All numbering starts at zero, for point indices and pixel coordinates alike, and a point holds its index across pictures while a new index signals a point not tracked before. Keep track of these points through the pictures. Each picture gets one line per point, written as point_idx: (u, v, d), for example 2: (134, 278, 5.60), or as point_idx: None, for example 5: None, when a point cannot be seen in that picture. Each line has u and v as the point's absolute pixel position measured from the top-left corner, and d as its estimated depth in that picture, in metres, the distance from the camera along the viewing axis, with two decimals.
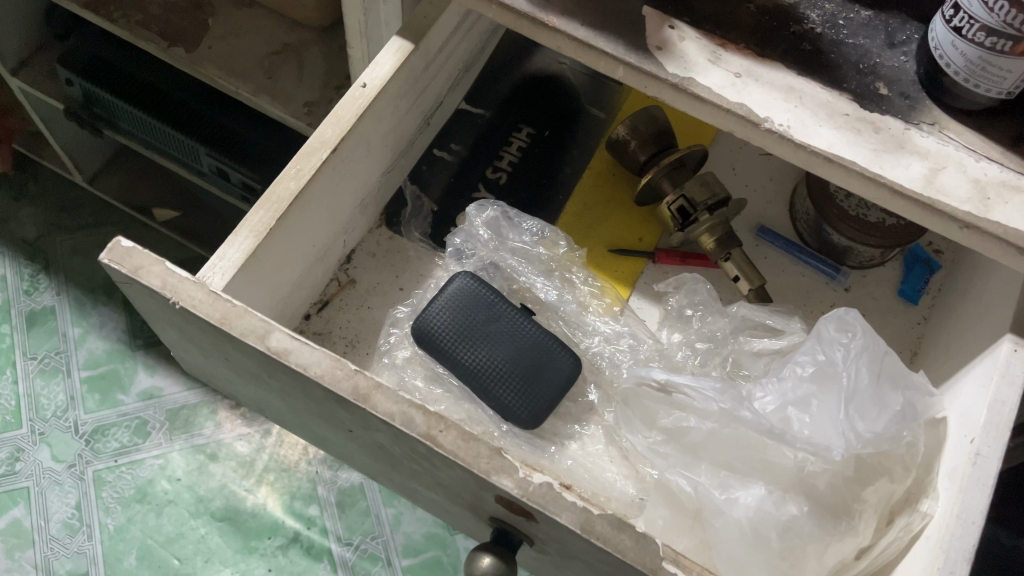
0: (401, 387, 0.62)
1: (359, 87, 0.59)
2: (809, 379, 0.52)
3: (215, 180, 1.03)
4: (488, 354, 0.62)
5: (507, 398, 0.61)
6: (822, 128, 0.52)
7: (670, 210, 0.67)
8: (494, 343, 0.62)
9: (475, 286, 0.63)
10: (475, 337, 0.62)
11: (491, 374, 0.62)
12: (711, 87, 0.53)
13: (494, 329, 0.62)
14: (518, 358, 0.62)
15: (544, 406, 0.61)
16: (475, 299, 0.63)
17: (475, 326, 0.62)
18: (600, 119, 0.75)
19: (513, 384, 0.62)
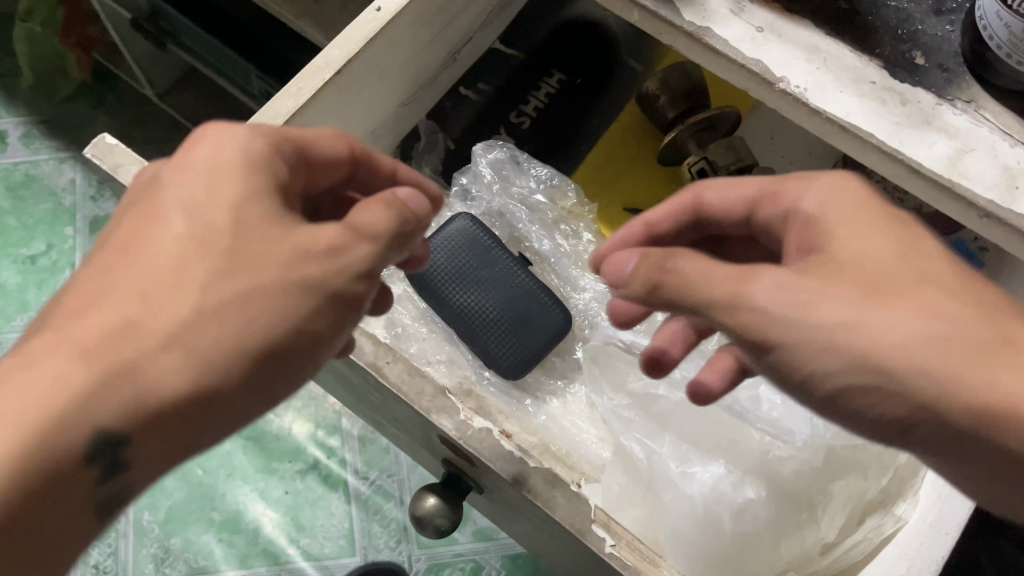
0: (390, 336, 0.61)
1: (373, 10, 0.57)
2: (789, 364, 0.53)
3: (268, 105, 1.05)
4: (479, 300, 0.60)
5: (492, 345, 0.60)
6: (843, 94, 0.49)
7: (691, 171, 0.64)
8: (486, 289, 0.61)
9: (475, 230, 0.61)
10: (468, 281, 0.60)
11: (479, 319, 0.60)
12: (728, 39, 0.50)
13: (487, 275, 0.61)
14: (509, 307, 0.60)
15: (528, 358, 0.60)
16: (471, 241, 0.61)
17: (469, 270, 0.61)
18: (636, 71, 0.72)
19: (500, 333, 0.60)
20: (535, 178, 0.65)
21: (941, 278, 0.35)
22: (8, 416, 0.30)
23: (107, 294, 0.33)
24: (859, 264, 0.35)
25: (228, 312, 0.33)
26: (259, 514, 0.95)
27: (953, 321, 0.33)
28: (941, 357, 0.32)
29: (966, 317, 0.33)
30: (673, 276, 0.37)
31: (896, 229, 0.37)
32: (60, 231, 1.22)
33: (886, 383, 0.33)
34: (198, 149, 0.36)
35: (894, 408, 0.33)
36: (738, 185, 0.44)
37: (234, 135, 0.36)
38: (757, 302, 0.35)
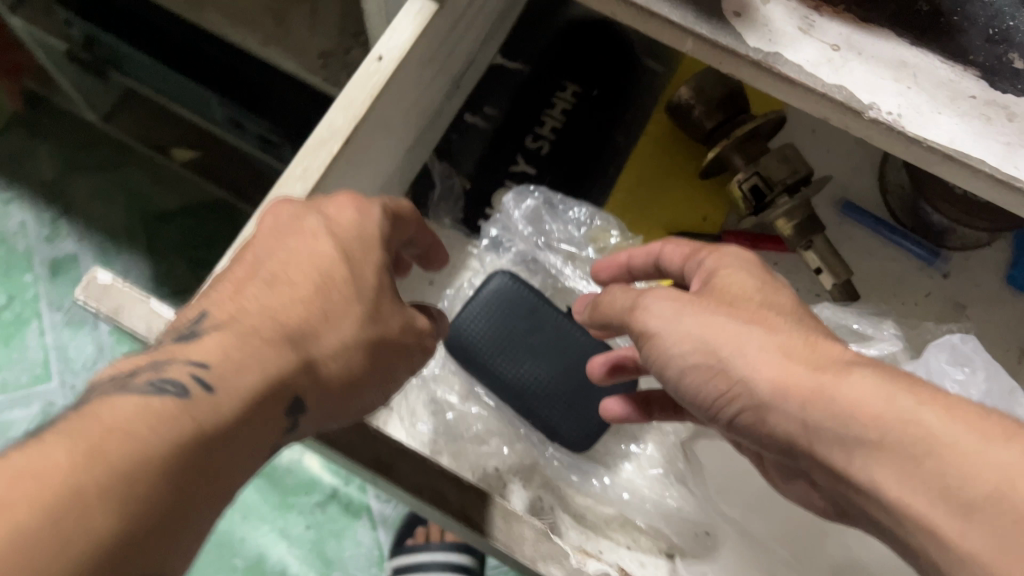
0: (431, 438, 0.54)
1: (374, 60, 0.49)
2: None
3: (233, 130, 0.95)
4: (532, 368, 0.55)
5: (553, 417, 0.55)
6: (942, 116, 0.42)
7: (742, 189, 0.57)
8: (537, 354, 0.56)
9: (518, 290, 0.56)
10: (517, 349, 0.55)
11: (535, 391, 0.55)
12: (802, 65, 0.42)
13: (536, 338, 0.56)
14: (566, 371, 0.56)
15: (594, 426, 0.55)
16: (513, 302, 0.56)
17: (516, 335, 0.55)
18: (659, 73, 0.64)
19: (560, 403, 0.55)
20: (573, 222, 0.59)
21: (780, 306, 0.38)
22: (225, 366, 0.32)
23: (287, 303, 0.36)
24: (719, 293, 0.39)
25: (373, 351, 0.38)
26: (282, 557, 0.88)
27: (781, 333, 0.36)
28: (751, 347, 0.36)
29: (790, 334, 0.36)
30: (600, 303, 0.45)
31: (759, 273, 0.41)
32: (18, 279, 1.11)
33: (717, 368, 0.37)
34: (347, 212, 0.40)
35: (721, 386, 0.37)
36: (678, 244, 0.46)
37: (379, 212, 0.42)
38: (647, 308, 0.41)
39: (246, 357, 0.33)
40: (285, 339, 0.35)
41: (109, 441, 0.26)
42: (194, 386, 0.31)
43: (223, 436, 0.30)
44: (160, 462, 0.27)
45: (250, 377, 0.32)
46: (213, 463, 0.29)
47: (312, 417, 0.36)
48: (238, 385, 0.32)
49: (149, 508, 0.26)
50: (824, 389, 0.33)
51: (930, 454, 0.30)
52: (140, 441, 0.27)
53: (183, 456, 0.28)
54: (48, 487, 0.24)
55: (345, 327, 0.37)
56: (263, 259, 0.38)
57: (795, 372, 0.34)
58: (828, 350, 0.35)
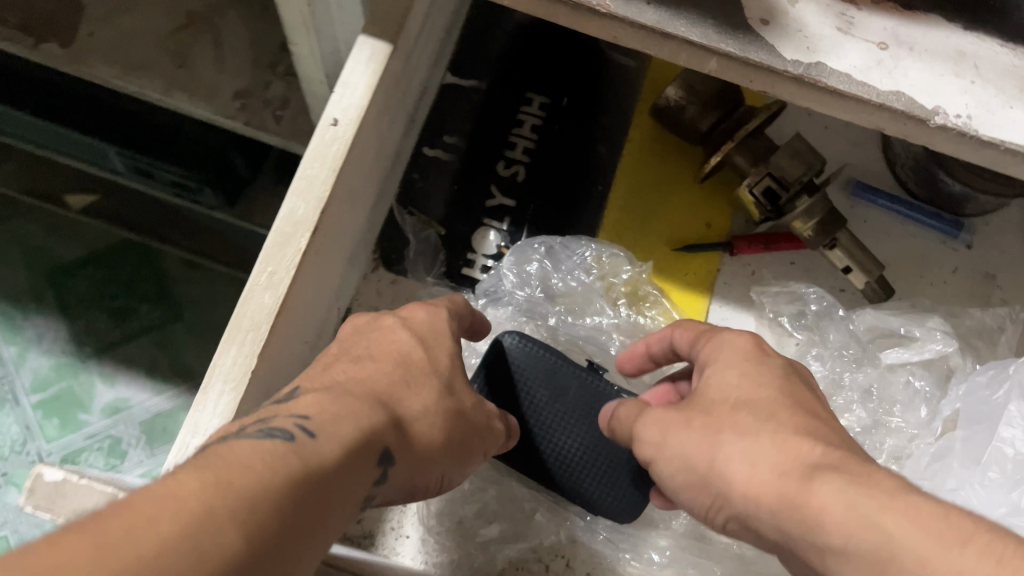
0: (455, 538, 0.48)
1: (329, 125, 0.41)
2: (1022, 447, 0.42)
3: (137, 177, 0.84)
4: (561, 438, 0.48)
5: (592, 489, 0.48)
6: (1015, 111, 0.36)
7: (754, 194, 0.51)
8: (566, 422, 0.48)
9: (532, 349, 0.48)
10: (541, 422, 0.48)
11: (567, 462, 0.48)
12: (851, 72, 0.36)
13: (561, 403, 0.48)
14: (603, 437, 0.48)
15: (640, 492, 0.48)
16: (527, 368, 0.48)
17: (537, 406, 0.48)
18: (630, 69, 0.58)
19: (597, 472, 0.48)
20: (580, 263, 0.53)
21: (760, 404, 0.35)
22: (322, 415, 0.30)
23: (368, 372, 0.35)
24: (707, 399, 0.37)
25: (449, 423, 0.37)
26: None
27: (760, 439, 0.33)
28: (721, 453, 0.34)
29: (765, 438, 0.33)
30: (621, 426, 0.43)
31: (754, 363, 0.38)
32: None
33: (699, 484, 0.35)
34: (421, 311, 0.41)
35: (707, 500, 0.35)
36: (684, 329, 0.43)
37: (433, 317, 0.41)
38: (642, 437, 0.39)
39: (340, 410, 0.31)
40: (377, 400, 0.33)
41: (230, 471, 0.24)
42: (300, 432, 0.28)
43: (332, 476, 0.27)
44: (277, 491, 0.24)
45: (348, 428, 0.30)
46: (324, 500, 0.26)
47: (399, 473, 0.33)
48: (339, 432, 0.29)
49: (270, 536, 0.23)
50: (791, 500, 0.30)
51: (893, 563, 0.27)
52: (261, 474, 0.24)
53: (301, 489, 0.25)
54: (187, 511, 0.21)
55: (415, 402, 0.35)
56: (337, 350, 0.37)
57: (760, 475, 0.32)
58: (803, 449, 0.32)
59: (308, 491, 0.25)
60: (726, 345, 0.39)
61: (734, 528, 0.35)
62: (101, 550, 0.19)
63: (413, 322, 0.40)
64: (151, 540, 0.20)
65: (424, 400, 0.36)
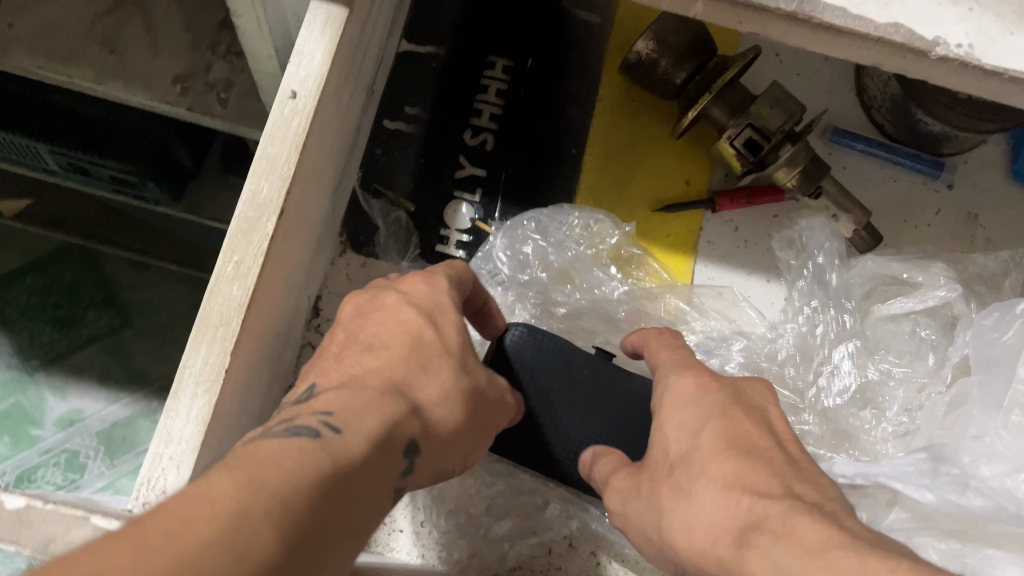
0: (456, 522, 0.47)
1: (287, 98, 0.38)
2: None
3: (73, 176, 0.79)
4: (576, 433, 0.45)
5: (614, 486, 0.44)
6: (1015, 37, 0.34)
7: (734, 146, 0.50)
8: (578, 415, 0.45)
9: (535, 340, 0.45)
10: (552, 416, 0.45)
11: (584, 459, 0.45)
12: (846, 6, 0.34)
13: (573, 396, 0.45)
14: (618, 434, 0.44)
15: None
16: (536, 358, 0.45)
17: (546, 399, 0.45)
18: (595, 25, 0.55)
19: None
20: (568, 232, 0.51)
21: (708, 444, 0.34)
22: (349, 403, 0.28)
23: (352, 364, 0.32)
24: (660, 452, 0.36)
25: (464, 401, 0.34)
26: None
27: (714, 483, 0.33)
28: (686, 496, 0.33)
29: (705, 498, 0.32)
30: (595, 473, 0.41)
31: (702, 406, 0.36)
32: None
33: (656, 544, 0.35)
34: (421, 284, 0.37)
35: (666, 562, 0.36)
36: (663, 350, 0.41)
37: (433, 288, 0.37)
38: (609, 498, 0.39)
39: (363, 402, 0.29)
40: (387, 391, 0.31)
41: (267, 470, 0.23)
42: (326, 428, 0.27)
43: (356, 476, 0.26)
44: (305, 496, 0.23)
45: (372, 421, 0.28)
46: (348, 501, 0.25)
47: (424, 465, 0.31)
48: (364, 426, 0.28)
49: (294, 543, 0.22)
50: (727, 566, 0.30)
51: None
52: (290, 475, 0.23)
53: (329, 492, 0.24)
54: (219, 523, 0.20)
55: (428, 386, 0.33)
56: (342, 345, 0.34)
57: (697, 531, 0.32)
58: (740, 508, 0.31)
59: (338, 496, 0.25)
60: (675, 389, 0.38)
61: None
62: (144, 555, 0.19)
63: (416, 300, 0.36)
64: (190, 546, 0.19)
65: (432, 382, 0.33)
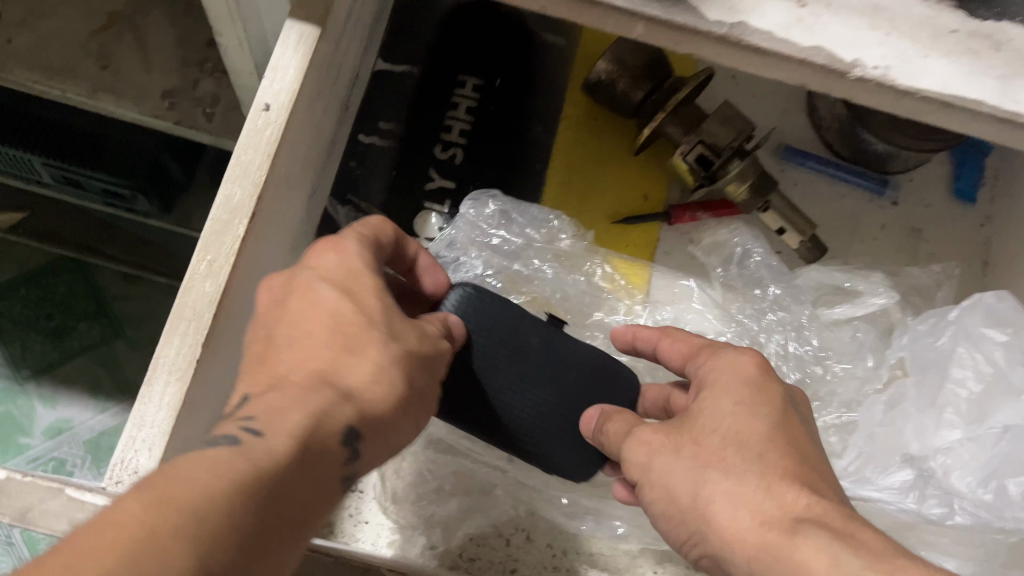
0: (420, 515, 0.49)
1: (261, 110, 0.41)
2: (974, 388, 0.45)
3: (67, 189, 0.82)
4: (523, 404, 0.44)
5: (559, 458, 0.44)
6: (929, 60, 0.38)
7: (687, 161, 0.52)
8: (526, 386, 0.44)
9: (484, 305, 0.44)
10: (500, 386, 0.43)
11: (532, 430, 0.44)
12: (773, 31, 0.37)
13: (524, 365, 0.44)
14: (569, 402, 0.44)
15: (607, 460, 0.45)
16: (487, 324, 0.43)
17: (498, 366, 0.43)
18: (560, 47, 0.59)
19: (565, 440, 0.44)
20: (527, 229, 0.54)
21: (751, 439, 0.35)
22: (275, 408, 0.31)
23: None
24: (700, 427, 0.37)
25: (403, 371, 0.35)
26: None
27: (748, 479, 0.34)
28: (717, 490, 0.34)
29: (750, 477, 0.34)
30: (604, 436, 0.41)
31: (756, 390, 0.37)
32: None
33: (680, 516, 0.36)
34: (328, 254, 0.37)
35: (684, 534, 0.36)
36: (676, 339, 0.43)
37: (343, 254, 0.37)
38: (628, 455, 0.39)
39: (287, 403, 0.31)
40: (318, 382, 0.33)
41: (185, 482, 0.26)
42: (247, 435, 0.30)
43: (288, 480, 0.29)
44: (226, 494, 0.26)
45: (296, 419, 0.31)
46: (273, 501, 0.28)
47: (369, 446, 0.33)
48: (286, 424, 0.31)
49: (207, 549, 0.25)
50: (779, 552, 0.31)
51: None
52: (205, 485, 0.26)
53: (249, 497, 0.27)
54: (122, 542, 0.23)
55: (358, 370, 0.34)
56: (278, 329, 0.35)
57: (739, 525, 0.33)
58: (793, 502, 0.32)
59: (260, 500, 0.27)
60: (727, 363, 0.38)
61: (709, 565, 0.36)
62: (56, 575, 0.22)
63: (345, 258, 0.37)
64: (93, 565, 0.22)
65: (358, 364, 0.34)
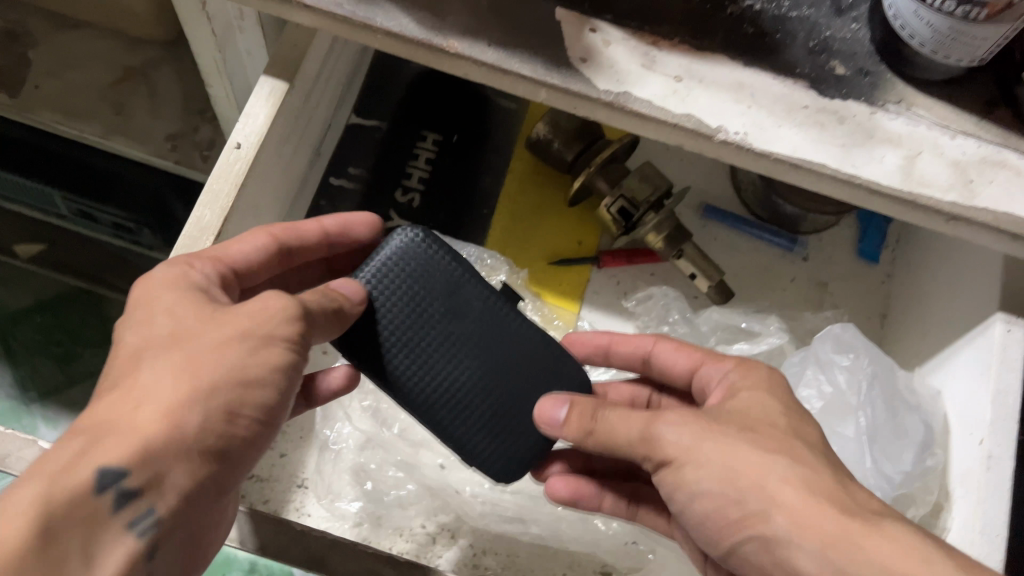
0: (356, 511, 0.55)
1: (233, 148, 0.49)
2: (815, 404, 0.54)
3: (82, 222, 0.90)
4: (450, 365, 0.47)
5: (473, 428, 0.47)
6: (782, 129, 0.45)
7: (611, 213, 0.59)
8: (457, 349, 0.47)
9: (438, 258, 0.47)
10: (431, 340, 0.47)
11: (453, 393, 0.47)
12: (651, 99, 0.45)
13: (456, 324, 0.47)
14: (493, 371, 0.47)
15: (521, 446, 0.48)
16: (434, 280, 0.47)
17: (430, 319, 0.47)
18: (512, 110, 0.67)
19: (482, 410, 0.47)
20: None
21: (812, 441, 0.40)
22: (103, 427, 0.33)
23: None
24: (756, 417, 0.41)
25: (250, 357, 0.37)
26: None
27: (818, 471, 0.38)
28: (778, 475, 0.38)
29: (818, 469, 0.38)
30: (601, 424, 0.42)
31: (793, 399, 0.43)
32: None
33: (736, 494, 0.38)
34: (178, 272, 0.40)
35: (733, 516, 0.38)
36: (681, 348, 0.50)
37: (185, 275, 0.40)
38: (665, 436, 0.40)
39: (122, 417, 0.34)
40: (176, 380, 0.35)
41: None
42: (76, 456, 0.32)
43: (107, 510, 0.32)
44: (25, 557, 0.29)
45: (122, 435, 0.33)
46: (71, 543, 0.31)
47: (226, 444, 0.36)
48: (108, 446, 0.33)
49: None
50: (850, 537, 0.35)
51: None
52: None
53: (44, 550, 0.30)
54: None
55: (165, 386, 0.35)
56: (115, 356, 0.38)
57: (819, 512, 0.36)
58: (864, 501, 0.37)
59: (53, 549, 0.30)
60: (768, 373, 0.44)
61: (747, 549, 0.38)
62: None
63: (230, 262, 0.44)
64: None
65: (159, 380, 0.35)
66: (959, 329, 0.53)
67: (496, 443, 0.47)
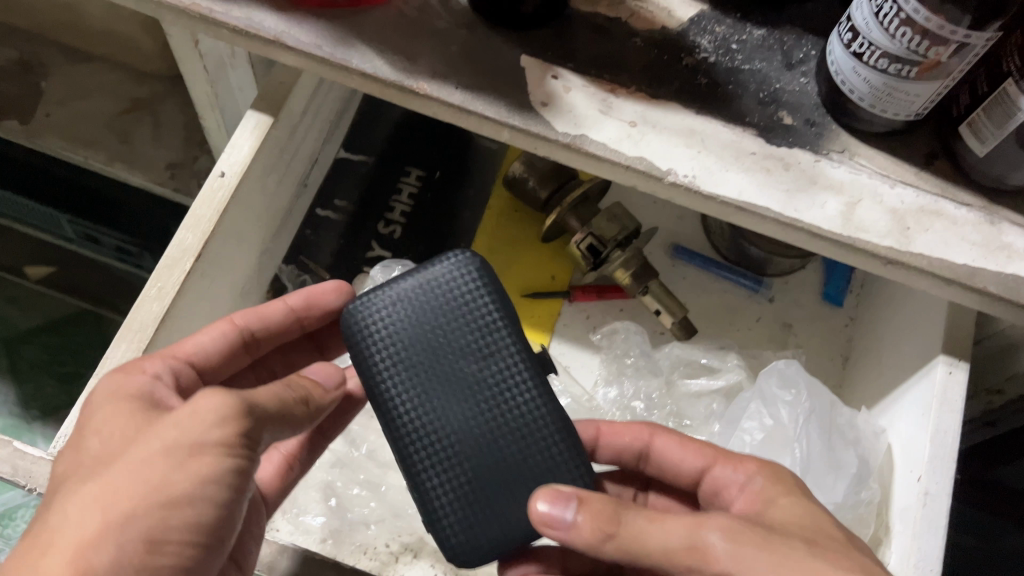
0: (322, 527, 0.57)
1: (218, 176, 0.52)
2: (756, 436, 0.57)
3: (87, 245, 0.94)
4: (444, 404, 0.43)
5: (443, 483, 0.42)
6: (728, 173, 0.48)
7: (580, 249, 0.62)
8: (458, 392, 0.43)
9: (476, 293, 0.44)
10: (435, 371, 0.43)
11: (435, 434, 0.43)
12: (606, 142, 0.48)
13: (470, 364, 0.43)
14: (489, 430, 0.43)
15: (491, 523, 0.42)
16: (464, 313, 0.44)
17: (445, 349, 0.43)
18: (493, 151, 0.71)
19: (461, 466, 0.42)
20: None
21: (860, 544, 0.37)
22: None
23: None
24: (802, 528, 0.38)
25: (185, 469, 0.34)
26: None
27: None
28: None
29: None
30: (626, 530, 0.36)
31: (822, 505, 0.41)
32: None
33: None
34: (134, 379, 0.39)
35: None
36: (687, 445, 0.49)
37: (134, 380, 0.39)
38: (713, 545, 0.36)
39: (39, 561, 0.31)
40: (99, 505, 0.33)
41: None
42: None
43: None
44: None
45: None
46: None
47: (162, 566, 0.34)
48: None
49: None
50: None
51: None
52: None
53: None
54: None
55: (85, 522, 0.32)
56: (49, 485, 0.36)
57: None
58: None
59: None
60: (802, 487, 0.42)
61: None
62: None
63: (186, 355, 0.45)
64: None
65: (81, 513, 0.32)
66: (906, 370, 0.55)
67: (463, 508, 0.42)
